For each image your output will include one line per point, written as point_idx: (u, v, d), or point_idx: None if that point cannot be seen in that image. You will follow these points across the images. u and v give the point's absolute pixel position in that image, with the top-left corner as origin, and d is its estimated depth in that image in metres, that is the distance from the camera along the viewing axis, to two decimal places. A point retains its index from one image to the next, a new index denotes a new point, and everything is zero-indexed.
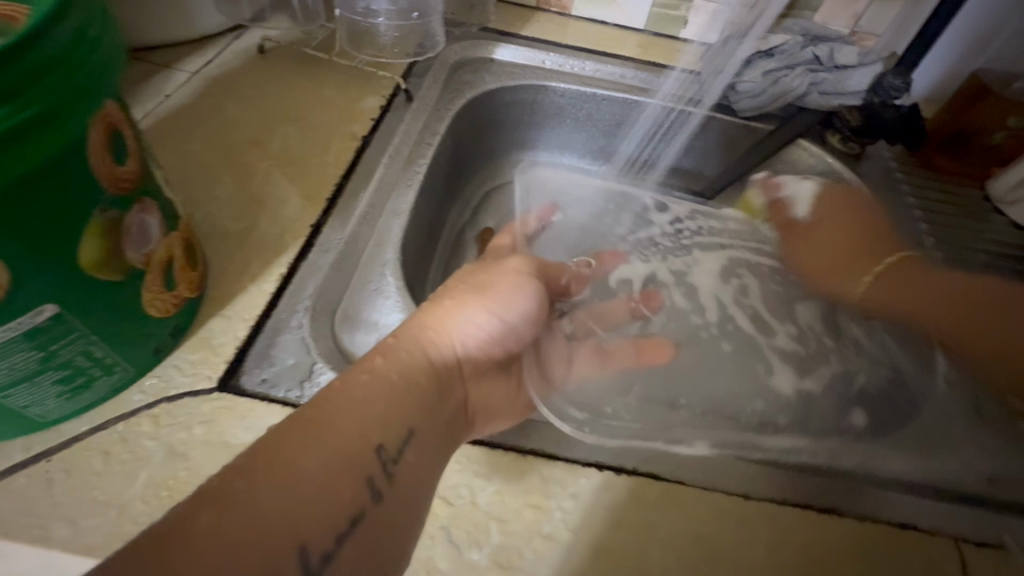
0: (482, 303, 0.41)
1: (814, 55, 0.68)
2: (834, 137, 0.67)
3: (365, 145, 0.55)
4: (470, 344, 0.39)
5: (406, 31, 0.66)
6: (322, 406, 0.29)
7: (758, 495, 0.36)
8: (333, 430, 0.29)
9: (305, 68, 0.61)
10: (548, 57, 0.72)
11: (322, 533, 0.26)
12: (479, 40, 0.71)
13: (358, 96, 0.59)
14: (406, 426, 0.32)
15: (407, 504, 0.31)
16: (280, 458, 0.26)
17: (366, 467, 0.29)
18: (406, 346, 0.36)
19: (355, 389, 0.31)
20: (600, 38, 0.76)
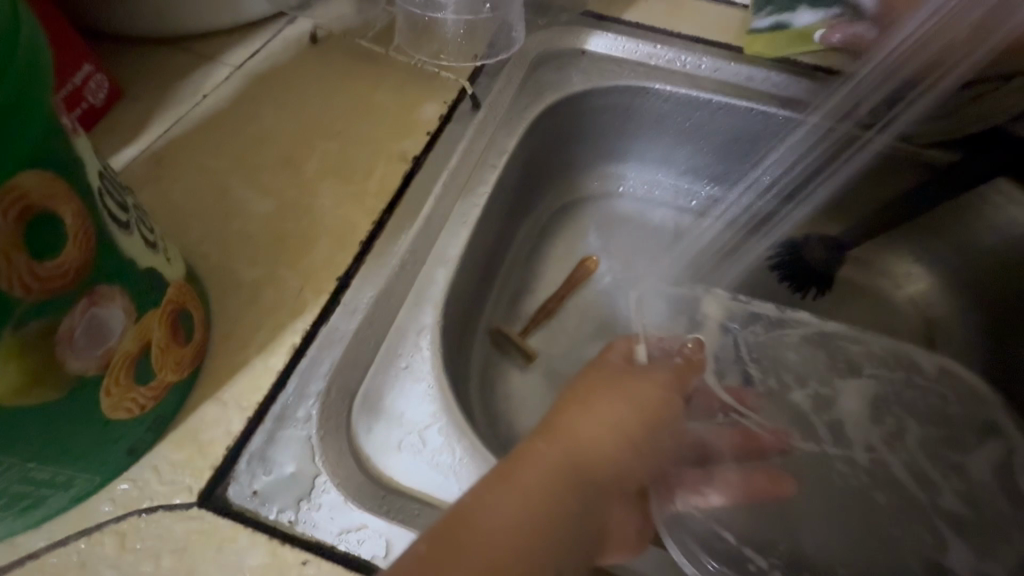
0: (622, 412, 0.36)
1: None
2: None
3: (416, 168, 0.45)
4: (621, 458, 0.35)
5: (479, 25, 0.53)
6: (455, 535, 0.28)
7: None
8: (470, 565, 0.27)
9: (359, 64, 0.52)
10: (654, 50, 0.57)
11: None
12: (571, 26, 0.58)
13: (415, 101, 0.49)
14: (538, 573, 0.29)
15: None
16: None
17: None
18: (550, 462, 0.32)
19: (502, 517, 0.29)
20: (725, 24, 0.59)
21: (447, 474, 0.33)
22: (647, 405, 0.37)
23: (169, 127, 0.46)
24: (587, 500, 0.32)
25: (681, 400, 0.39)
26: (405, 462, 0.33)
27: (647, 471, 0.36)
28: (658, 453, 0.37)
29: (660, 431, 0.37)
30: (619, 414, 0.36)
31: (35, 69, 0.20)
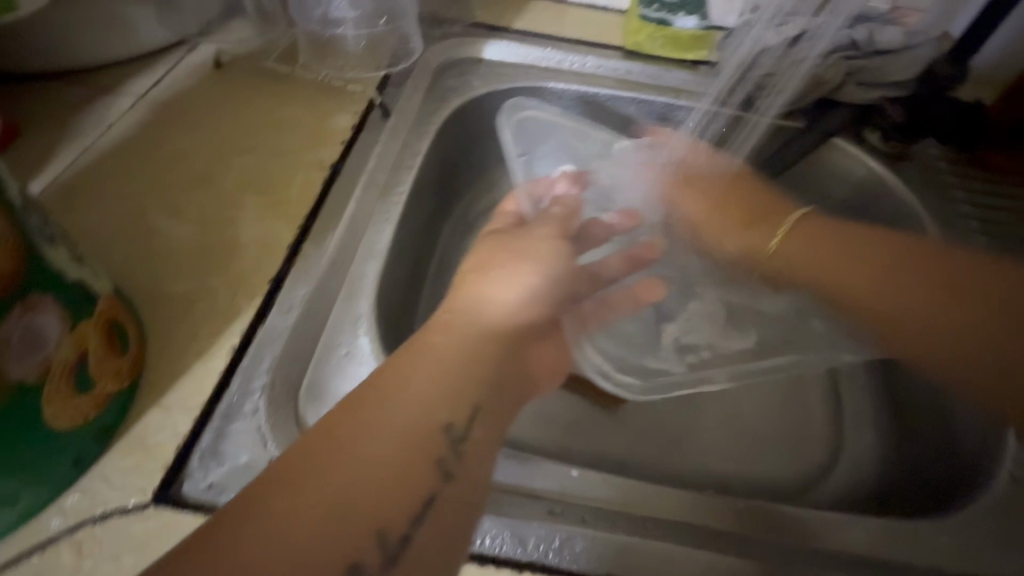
0: (524, 274, 0.41)
1: (851, 39, 0.59)
2: (873, 133, 0.59)
3: (334, 175, 0.48)
4: (522, 310, 0.38)
5: (377, 37, 0.59)
6: (386, 390, 0.30)
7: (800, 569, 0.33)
8: (398, 416, 0.29)
9: (268, 84, 0.54)
10: (544, 54, 0.64)
11: (403, 503, 0.27)
12: (467, 37, 0.63)
13: (326, 113, 0.52)
14: (473, 403, 0.31)
15: (479, 483, 0.30)
16: (347, 447, 0.27)
17: (433, 447, 0.29)
18: (463, 325, 0.35)
19: (426, 369, 0.31)
20: (602, 28, 0.67)
21: None
22: (542, 265, 0.42)
23: (74, 157, 0.46)
24: (504, 345, 0.36)
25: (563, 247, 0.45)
26: None
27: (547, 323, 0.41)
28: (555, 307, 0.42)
29: (558, 289, 0.42)
30: (519, 280, 0.40)
31: None
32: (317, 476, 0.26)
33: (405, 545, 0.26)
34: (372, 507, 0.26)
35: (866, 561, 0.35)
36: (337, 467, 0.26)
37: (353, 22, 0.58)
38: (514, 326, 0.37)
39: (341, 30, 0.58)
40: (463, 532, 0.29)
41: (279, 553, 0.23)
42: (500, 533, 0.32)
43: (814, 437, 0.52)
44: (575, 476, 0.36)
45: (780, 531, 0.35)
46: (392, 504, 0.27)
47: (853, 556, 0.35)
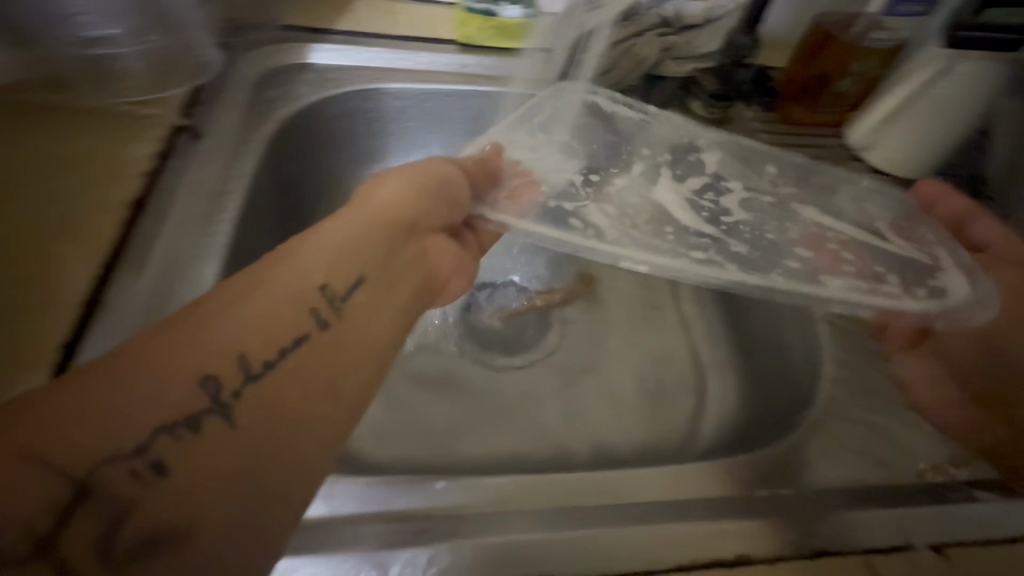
0: (337, 235, 0.35)
1: (659, 16, 0.60)
2: (695, 103, 0.64)
3: (138, 211, 0.43)
4: (358, 277, 0.34)
5: (160, 53, 0.51)
6: (264, 269, 0.31)
7: (661, 517, 0.35)
8: (153, 381, 0.25)
9: (9, 117, 0.46)
10: (373, 54, 0.61)
11: (260, 351, 0.28)
12: (284, 44, 0.59)
13: (121, 144, 0.46)
14: (354, 274, 0.34)
15: (358, 341, 0.33)
16: (199, 313, 0.28)
17: (309, 300, 0.31)
18: (357, 211, 0.38)
19: (230, 327, 0.28)
20: (431, 21, 0.65)
21: None
22: (376, 232, 0.37)
23: None
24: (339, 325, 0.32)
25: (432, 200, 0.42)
26: None
27: (455, 219, 0.46)
28: (402, 255, 0.39)
29: (463, 190, 0.46)
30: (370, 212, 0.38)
31: None
32: (180, 331, 0.27)
33: (246, 386, 0.27)
34: (220, 354, 0.27)
35: (721, 497, 0.37)
36: (191, 330, 0.27)
37: (120, 38, 0.49)
38: (390, 219, 0.39)
39: (114, 51, 0.49)
40: (337, 380, 0.30)
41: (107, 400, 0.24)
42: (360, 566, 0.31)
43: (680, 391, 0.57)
44: (441, 487, 0.35)
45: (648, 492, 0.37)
46: (253, 347, 0.28)
47: (711, 497, 0.37)
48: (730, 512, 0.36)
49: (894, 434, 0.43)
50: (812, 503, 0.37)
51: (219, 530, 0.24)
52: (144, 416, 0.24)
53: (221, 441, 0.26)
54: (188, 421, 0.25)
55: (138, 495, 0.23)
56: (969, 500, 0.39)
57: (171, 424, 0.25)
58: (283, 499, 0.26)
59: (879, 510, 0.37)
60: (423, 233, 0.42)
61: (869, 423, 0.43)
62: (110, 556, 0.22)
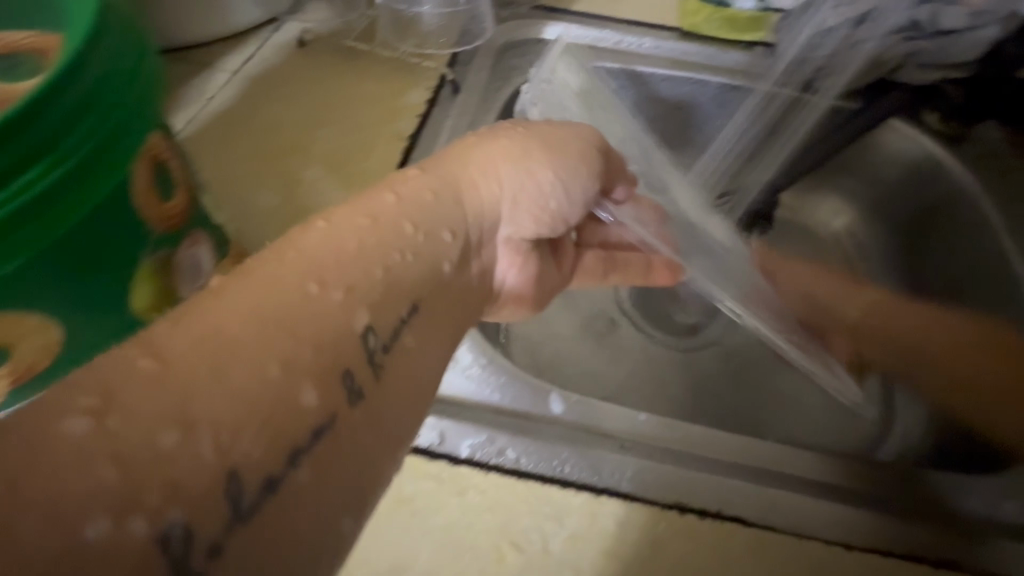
0: (374, 230, 0.26)
1: (911, 18, 0.57)
2: (931, 115, 0.60)
3: (411, 145, 0.52)
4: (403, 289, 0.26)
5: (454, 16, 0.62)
6: (273, 266, 0.23)
7: (855, 504, 0.35)
8: (150, 451, 0.16)
9: (335, 59, 0.58)
10: (602, 35, 0.66)
11: (297, 422, 0.20)
12: (527, 19, 0.66)
13: (402, 90, 0.56)
14: (411, 298, 0.26)
15: (403, 403, 0.25)
16: (199, 317, 0.20)
17: (343, 352, 0.22)
18: (413, 205, 0.29)
19: (240, 373, 0.19)
20: (658, 9, 0.68)
21: (477, 381, 0.39)
22: (430, 238, 0.29)
23: (185, 127, 0.52)
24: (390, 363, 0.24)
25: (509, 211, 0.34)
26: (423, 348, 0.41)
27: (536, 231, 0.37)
28: (461, 263, 0.31)
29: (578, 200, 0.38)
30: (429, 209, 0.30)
31: (146, 69, 0.30)
32: (159, 395, 0.17)
33: (279, 482, 0.19)
34: (223, 436, 0.18)
35: (921, 505, 0.36)
36: (174, 382, 0.18)
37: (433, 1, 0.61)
38: (468, 211, 0.32)
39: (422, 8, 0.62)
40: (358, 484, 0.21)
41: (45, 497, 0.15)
42: (576, 462, 0.35)
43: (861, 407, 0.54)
44: (643, 419, 0.39)
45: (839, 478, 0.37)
46: (246, 450, 0.18)
47: (911, 501, 0.36)
48: (930, 520, 0.35)
49: None
50: None
51: None
52: (141, 508, 0.16)
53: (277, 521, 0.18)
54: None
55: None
56: None
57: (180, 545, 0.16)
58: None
59: None
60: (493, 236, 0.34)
61: None
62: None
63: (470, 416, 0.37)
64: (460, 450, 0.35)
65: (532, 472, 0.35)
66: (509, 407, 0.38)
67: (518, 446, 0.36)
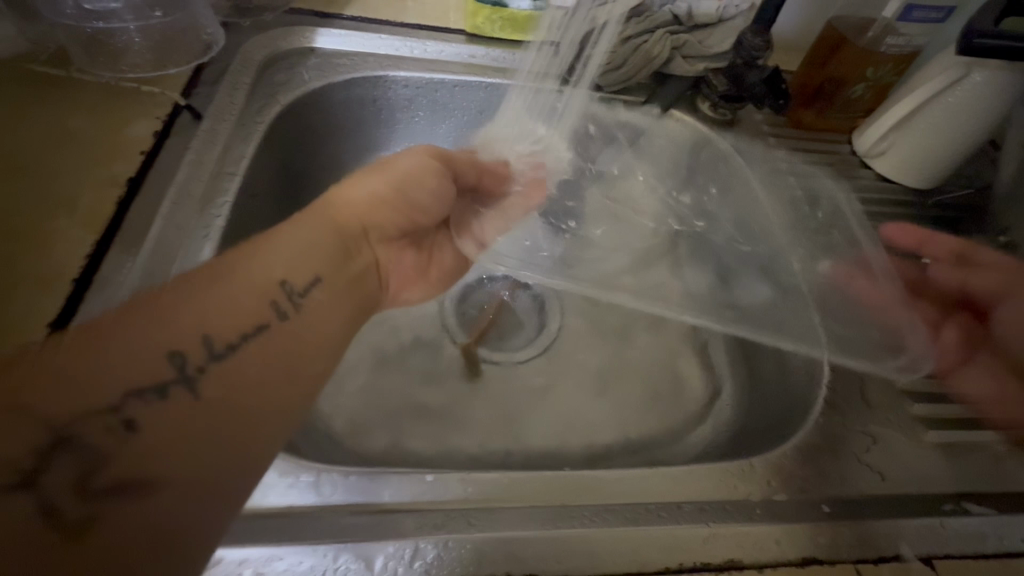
0: (313, 228, 0.37)
1: (673, 14, 0.61)
2: (705, 103, 0.63)
3: (134, 191, 0.43)
4: (319, 270, 0.36)
5: (168, 30, 0.53)
6: (237, 259, 0.33)
7: (646, 519, 0.35)
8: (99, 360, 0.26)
9: (25, 90, 0.46)
10: (382, 41, 0.60)
11: (221, 337, 0.30)
12: (291, 27, 0.58)
13: (122, 122, 0.46)
14: (315, 272, 0.35)
15: (308, 351, 0.34)
16: (165, 295, 0.30)
17: (271, 293, 0.33)
18: (315, 215, 0.38)
19: (173, 308, 0.29)
20: (439, 12, 0.64)
21: None
22: (345, 229, 0.40)
23: None
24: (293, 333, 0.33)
25: (404, 209, 0.44)
26: None
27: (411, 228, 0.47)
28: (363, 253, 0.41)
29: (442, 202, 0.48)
30: (343, 213, 0.40)
31: None
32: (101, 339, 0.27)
33: (210, 364, 0.29)
34: (183, 334, 0.29)
35: (714, 504, 0.36)
36: (162, 309, 0.29)
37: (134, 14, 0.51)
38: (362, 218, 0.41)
39: (119, 24, 0.51)
40: (285, 398, 0.31)
41: (90, 365, 0.26)
42: (349, 557, 0.31)
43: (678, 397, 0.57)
44: (430, 481, 0.35)
45: (640, 497, 0.36)
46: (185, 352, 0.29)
47: (705, 501, 0.36)
48: (718, 519, 0.35)
49: (892, 445, 0.42)
50: (802, 515, 0.37)
51: (165, 503, 0.25)
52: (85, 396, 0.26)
53: (185, 414, 0.28)
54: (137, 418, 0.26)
55: (113, 451, 0.25)
56: (959, 513, 0.39)
57: (142, 390, 0.27)
58: (192, 522, 0.26)
59: (869, 522, 0.37)
60: (395, 218, 0.44)
61: (868, 433, 0.42)
62: (57, 524, 0.23)
63: None
64: None
65: None
66: (264, 509, 0.33)
67: (273, 554, 0.31)
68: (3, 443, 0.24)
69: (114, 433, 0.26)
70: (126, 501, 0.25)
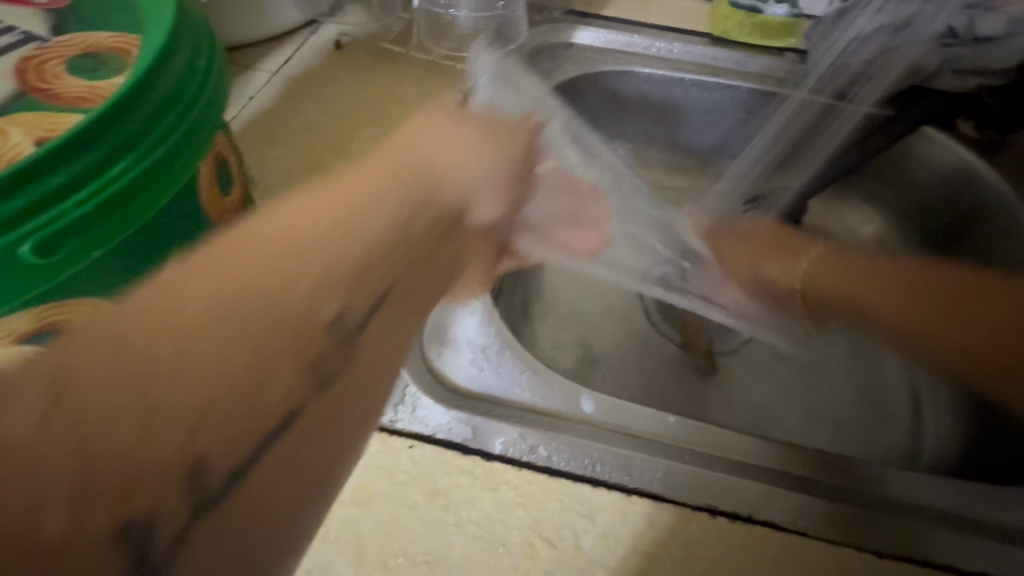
0: (430, 152, 0.32)
1: (949, 26, 0.56)
2: (966, 124, 0.60)
3: None
4: (415, 222, 0.28)
5: (492, 19, 0.64)
6: (330, 189, 0.26)
7: (880, 508, 0.36)
8: (234, 296, 0.21)
9: (372, 63, 0.60)
10: (633, 39, 0.66)
11: (333, 329, 0.23)
12: (559, 23, 0.66)
13: (436, 92, 0.58)
14: (387, 273, 0.25)
15: (370, 363, 0.25)
16: (263, 238, 0.23)
17: (308, 321, 0.22)
18: (389, 170, 0.28)
19: (289, 231, 0.23)
20: (688, 17, 0.68)
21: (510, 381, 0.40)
22: (452, 166, 0.32)
23: (229, 122, 0.54)
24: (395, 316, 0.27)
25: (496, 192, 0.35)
26: (463, 362, 0.41)
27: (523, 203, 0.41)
28: (430, 209, 0.29)
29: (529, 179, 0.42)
30: (433, 158, 0.31)
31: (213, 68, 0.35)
32: (254, 293, 0.21)
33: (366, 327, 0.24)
34: (306, 305, 0.22)
35: (955, 517, 0.36)
36: (217, 311, 0.20)
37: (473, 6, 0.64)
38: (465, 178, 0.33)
39: (458, 13, 0.63)
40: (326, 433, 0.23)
41: (208, 343, 0.19)
42: (609, 465, 0.35)
43: (889, 423, 0.54)
44: (672, 422, 0.39)
45: (869, 482, 0.37)
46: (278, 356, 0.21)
47: (943, 509, 0.36)
48: (966, 533, 0.35)
49: None
50: None
51: (257, 533, 0.20)
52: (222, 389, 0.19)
53: (326, 422, 0.23)
54: (155, 515, 0.18)
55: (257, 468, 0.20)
56: None
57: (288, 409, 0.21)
58: (346, 465, 0.24)
59: None
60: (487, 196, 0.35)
61: None
62: (161, 550, 0.18)
63: (500, 413, 0.38)
64: (493, 446, 0.36)
65: (560, 469, 0.35)
66: (539, 406, 0.39)
67: (551, 443, 0.36)
68: (69, 474, 0.16)
69: (208, 516, 0.19)
70: (250, 510, 0.20)
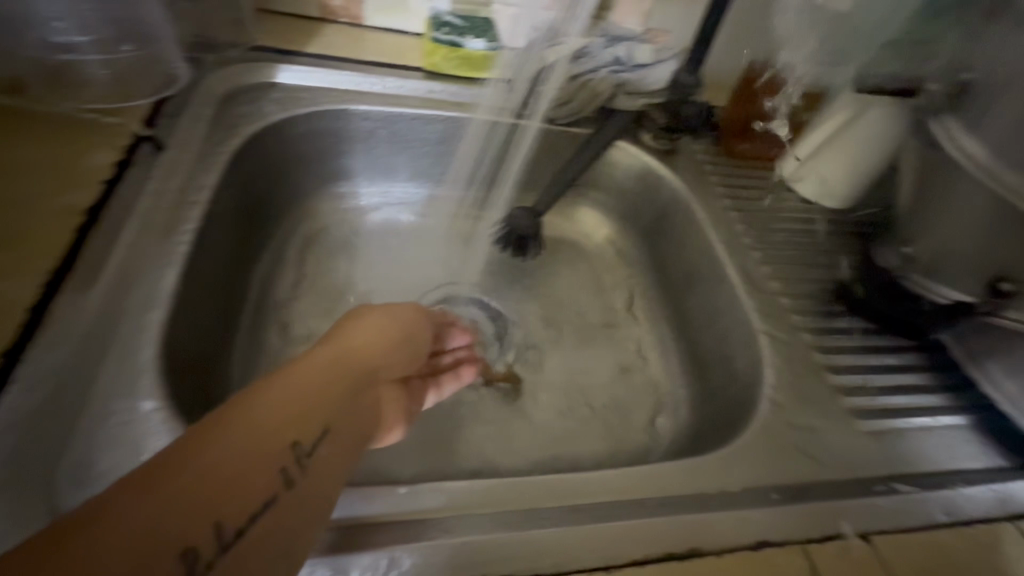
0: (365, 323, 0.41)
1: (615, 56, 0.66)
2: (647, 135, 0.68)
3: (94, 220, 0.43)
4: (351, 388, 0.36)
5: (131, 63, 0.54)
6: (262, 388, 0.31)
7: (606, 517, 0.37)
8: (140, 520, 0.24)
9: None
10: (343, 77, 0.62)
11: (235, 512, 0.27)
12: (252, 63, 0.60)
13: (81, 152, 0.47)
14: (320, 423, 0.32)
15: (318, 498, 0.31)
16: (193, 459, 0.27)
17: (276, 458, 0.29)
18: (331, 351, 0.37)
19: (227, 444, 0.28)
20: (400, 51, 0.67)
21: None
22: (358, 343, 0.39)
23: None
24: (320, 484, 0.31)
25: (404, 347, 0.43)
26: None
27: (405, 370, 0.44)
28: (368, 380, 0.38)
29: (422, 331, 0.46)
30: (347, 339, 0.39)
31: None
32: (144, 508, 0.24)
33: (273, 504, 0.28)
34: (204, 510, 0.26)
35: (672, 498, 0.39)
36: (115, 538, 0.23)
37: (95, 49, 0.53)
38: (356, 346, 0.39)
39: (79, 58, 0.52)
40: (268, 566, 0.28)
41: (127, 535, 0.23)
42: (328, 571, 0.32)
43: (640, 407, 0.60)
44: (404, 492, 0.36)
45: (605, 496, 0.38)
46: (199, 533, 0.25)
47: (665, 496, 0.39)
48: (675, 511, 0.38)
49: (832, 436, 0.45)
50: (758, 505, 0.40)
51: None
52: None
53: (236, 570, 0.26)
54: None
55: None
56: (889, 493, 0.42)
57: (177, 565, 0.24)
58: None
59: (811, 506, 0.40)
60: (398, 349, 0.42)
61: (804, 425, 0.46)
62: None
63: None
64: None
65: None
66: None
67: None
68: None
69: None
70: None
